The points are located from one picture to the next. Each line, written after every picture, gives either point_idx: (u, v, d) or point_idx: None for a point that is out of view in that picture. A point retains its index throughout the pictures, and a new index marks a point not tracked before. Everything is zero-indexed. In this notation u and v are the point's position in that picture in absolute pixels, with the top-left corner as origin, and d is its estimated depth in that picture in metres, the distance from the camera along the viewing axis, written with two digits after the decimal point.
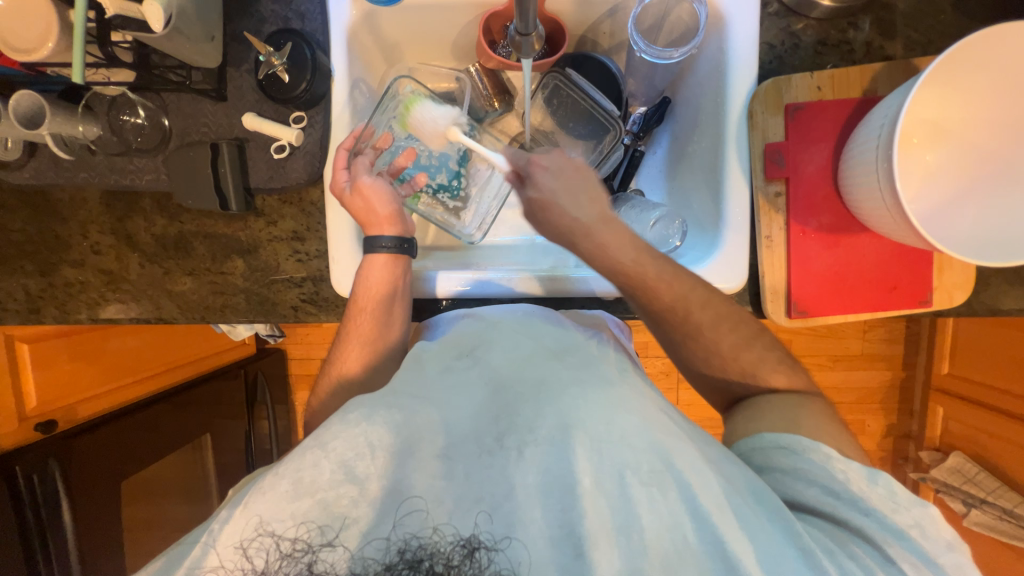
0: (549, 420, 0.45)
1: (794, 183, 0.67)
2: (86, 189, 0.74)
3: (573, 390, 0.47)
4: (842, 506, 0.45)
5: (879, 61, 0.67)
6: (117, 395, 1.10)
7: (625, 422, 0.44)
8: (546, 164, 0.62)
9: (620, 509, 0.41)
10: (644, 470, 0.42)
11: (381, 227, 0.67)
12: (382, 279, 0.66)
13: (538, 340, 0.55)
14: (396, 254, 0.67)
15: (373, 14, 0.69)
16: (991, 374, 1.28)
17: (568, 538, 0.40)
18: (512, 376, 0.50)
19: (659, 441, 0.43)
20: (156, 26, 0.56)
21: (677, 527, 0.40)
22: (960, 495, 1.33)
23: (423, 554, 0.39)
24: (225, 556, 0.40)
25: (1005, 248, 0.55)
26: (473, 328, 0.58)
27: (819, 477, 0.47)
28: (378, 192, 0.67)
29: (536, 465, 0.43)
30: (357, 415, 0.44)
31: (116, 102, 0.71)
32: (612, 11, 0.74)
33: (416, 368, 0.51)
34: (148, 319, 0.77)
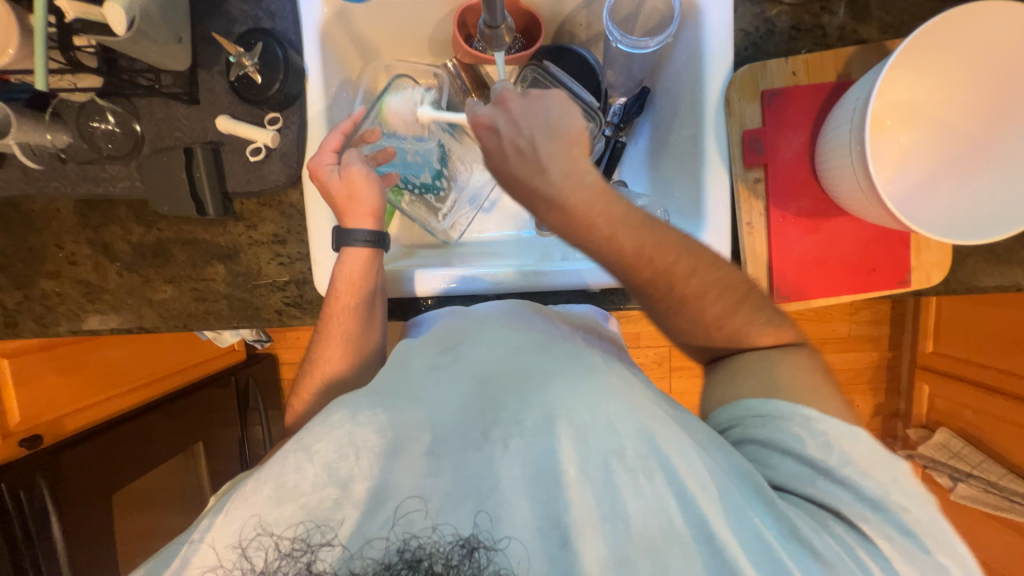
0: (535, 411, 0.45)
1: (772, 169, 0.67)
2: (59, 199, 0.73)
3: (558, 381, 0.47)
4: (819, 478, 0.44)
5: (853, 44, 0.67)
6: (107, 407, 1.09)
7: (610, 410, 0.44)
8: (492, 122, 0.58)
9: (608, 496, 0.41)
10: (631, 456, 0.42)
11: (360, 220, 0.66)
12: (357, 269, 0.65)
13: (522, 334, 0.55)
14: (372, 248, 0.66)
15: (346, 11, 0.68)
16: (975, 351, 1.30)
17: (554, 529, 0.40)
18: (498, 371, 0.50)
19: (645, 427, 0.43)
20: (119, 30, 0.55)
21: (665, 512, 0.40)
22: (947, 469, 1.36)
23: (422, 554, 0.38)
24: (223, 555, 0.39)
25: (976, 227, 0.56)
26: (458, 324, 0.58)
27: (796, 448, 0.46)
28: (368, 184, 0.66)
29: (522, 456, 0.43)
30: (339, 415, 0.44)
31: (84, 108, 0.68)
32: (587, 1, 0.74)
33: (403, 367, 0.52)
34: (129, 329, 0.76)
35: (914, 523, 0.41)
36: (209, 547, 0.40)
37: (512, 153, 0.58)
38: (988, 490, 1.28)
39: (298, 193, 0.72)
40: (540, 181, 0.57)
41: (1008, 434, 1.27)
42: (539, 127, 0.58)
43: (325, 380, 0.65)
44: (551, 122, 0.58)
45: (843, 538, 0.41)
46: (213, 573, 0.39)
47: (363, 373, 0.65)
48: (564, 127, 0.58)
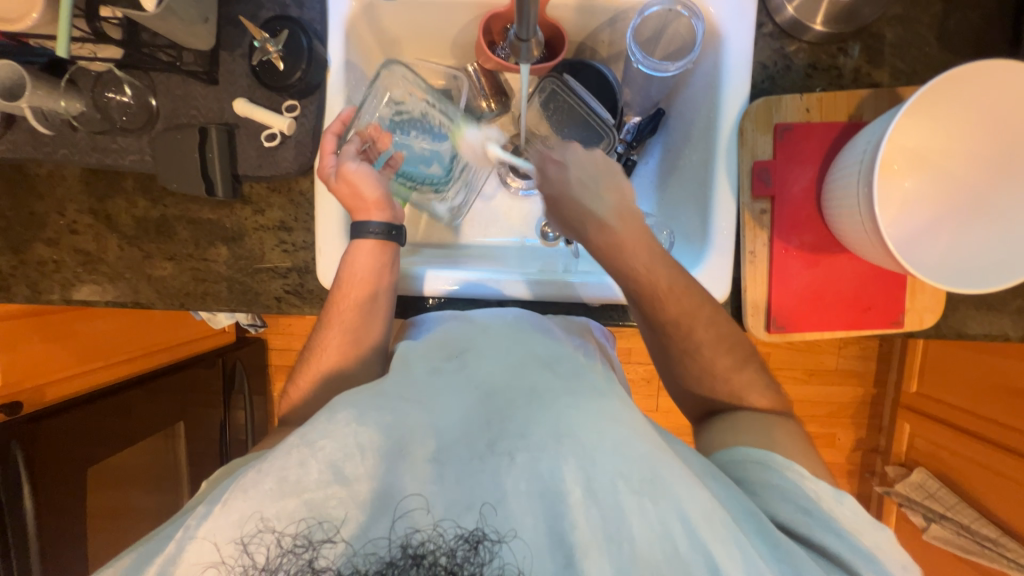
0: (542, 427, 0.45)
1: (779, 202, 0.68)
2: (65, 166, 0.72)
3: (565, 400, 0.47)
4: (813, 524, 0.47)
5: (866, 87, 0.69)
6: (96, 377, 1.09)
7: (616, 433, 0.44)
8: (560, 157, 0.66)
9: (608, 515, 0.41)
10: (635, 478, 0.42)
11: (368, 212, 0.66)
12: (365, 262, 0.65)
13: (528, 349, 0.54)
14: (385, 241, 0.66)
15: (373, 7, 0.69)
16: (956, 394, 1.33)
17: (559, 546, 0.40)
18: (503, 383, 0.50)
19: (647, 453, 0.43)
20: (149, 6, 0.54)
21: (668, 535, 0.40)
22: (921, 509, 1.38)
23: (425, 552, 0.39)
24: (225, 552, 0.39)
25: (971, 278, 0.58)
26: (462, 330, 0.58)
27: (793, 494, 0.49)
28: (366, 179, 0.65)
29: (526, 471, 0.42)
30: (346, 415, 0.44)
31: (102, 78, 0.68)
32: (612, 20, 0.74)
33: (405, 371, 0.51)
34: (125, 303, 0.75)
35: (886, 565, 0.45)
36: (202, 545, 0.39)
37: (561, 177, 0.65)
38: (960, 532, 1.29)
39: (309, 182, 0.72)
40: (593, 209, 0.64)
41: (984, 479, 1.29)
42: (593, 165, 0.66)
43: (327, 370, 0.63)
44: (603, 164, 0.67)
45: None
46: (214, 569, 0.39)
47: (370, 368, 0.63)
48: (612, 169, 0.67)
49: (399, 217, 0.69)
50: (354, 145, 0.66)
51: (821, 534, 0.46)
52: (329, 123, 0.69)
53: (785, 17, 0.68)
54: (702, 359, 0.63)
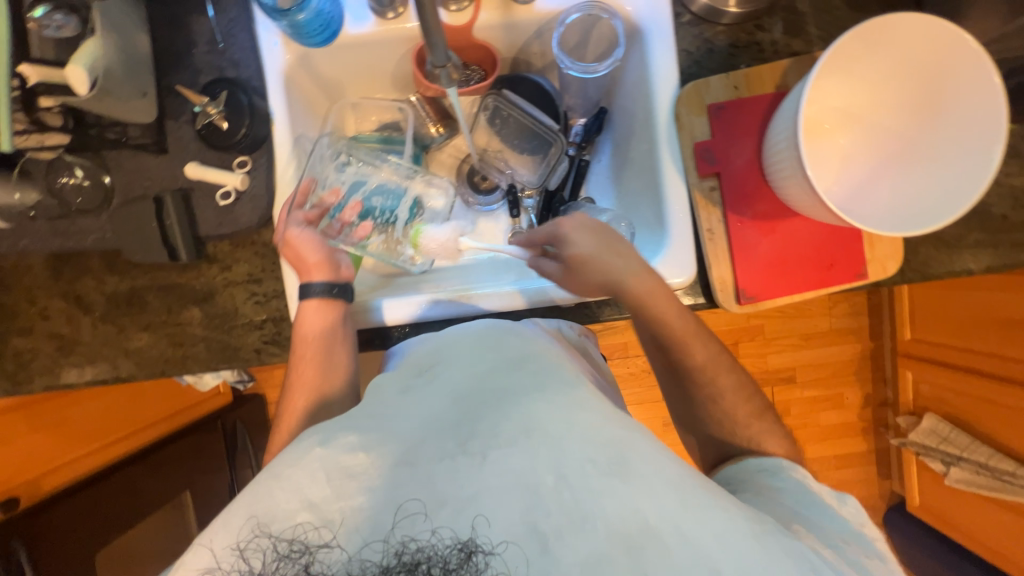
0: (512, 424, 0.45)
1: (725, 177, 0.70)
2: (30, 255, 0.73)
3: (534, 396, 0.48)
4: (807, 504, 0.52)
5: (788, 57, 0.72)
6: (84, 463, 1.07)
7: (583, 419, 0.45)
8: (573, 229, 0.66)
9: (581, 500, 0.40)
10: (605, 461, 0.42)
11: (309, 273, 0.69)
12: (314, 323, 0.67)
13: (497, 354, 0.55)
14: (328, 300, 0.68)
15: (308, 57, 0.72)
16: (949, 334, 1.35)
17: (533, 534, 0.39)
18: (475, 388, 0.50)
19: (615, 439, 0.44)
20: (82, 90, 0.54)
21: (639, 512, 0.40)
22: (939, 455, 1.39)
23: (422, 556, 0.38)
24: (222, 557, 0.39)
25: (906, 221, 0.60)
26: (433, 346, 0.59)
27: (794, 489, 0.55)
28: (307, 243, 0.69)
29: (499, 467, 0.42)
30: (313, 440, 0.45)
31: (53, 165, 0.69)
32: (538, 33, 0.76)
33: (377, 394, 0.52)
34: (106, 380, 0.75)
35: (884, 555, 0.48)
36: (209, 550, 0.40)
37: (586, 243, 0.64)
38: (979, 471, 1.29)
39: (271, 233, 0.73)
40: (619, 267, 0.64)
41: (989, 413, 1.29)
42: (594, 228, 0.66)
43: (295, 425, 0.59)
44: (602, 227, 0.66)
45: (826, 538, 0.47)
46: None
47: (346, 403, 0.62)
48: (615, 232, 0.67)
49: (343, 277, 0.71)
50: (301, 215, 0.70)
51: (808, 511, 0.51)
52: (283, 167, 0.71)
53: (700, 5, 0.71)
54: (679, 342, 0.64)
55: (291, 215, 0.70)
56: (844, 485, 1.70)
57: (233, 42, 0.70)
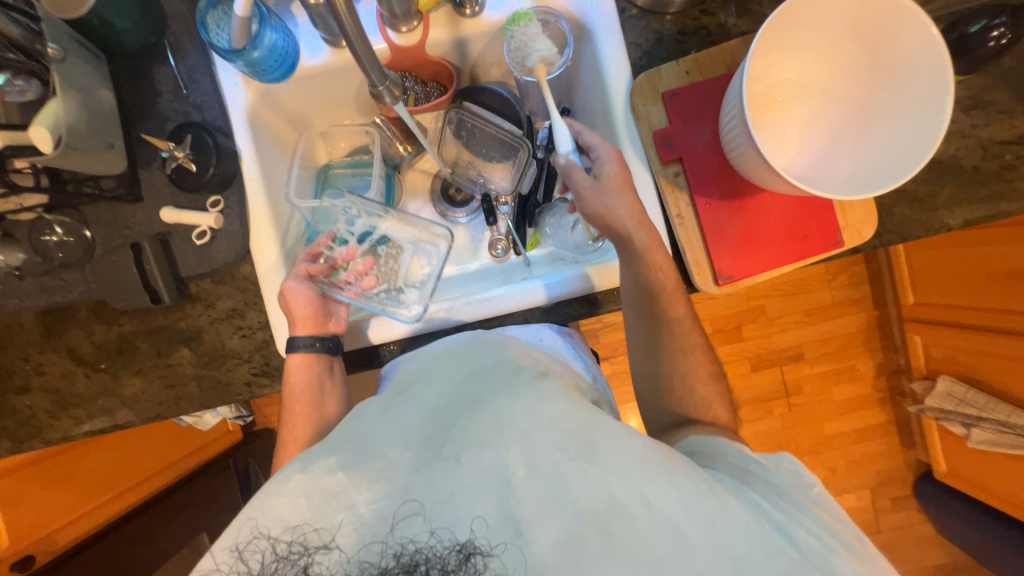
0: (483, 424, 0.46)
1: (688, 161, 0.71)
2: (21, 314, 0.75)
3: (504, 395, 0.48)
4: (752, 470, 0.52)
5: (737, 38, 0.73)
6: (95, 516, 1.07)
7: (551, 409, 0.46)
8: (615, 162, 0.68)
9: (551, 487, 0.41)
10: (572, 446, 0.43)
11: (297, 325, 0.69)
12: (300, 378, 0.67)
13: (472, 362, 0.56)
14: (314, 353, 0.68)
15: (270, 92, 0.74)
16: (953, 293, 1.33)
17: (506, 524, 0.39)
18: (451, 397, 0.51)
19: (581, 423, 0.45)
20: (46, 149, 0.56)
21: (607, 490, 0.41)
22: (958, 417, 1.36)
23: (421, 557, 0.38)
24: (220, 559, 0.40)
25: (865, 184, 0.60)
26: (413, 366, 0.60)
27: (735, 457, 0.54)
28: (299, 298, 0.68)
29: (472, 466, 0.42)
30: (293, 469, 0.45)
31: (35, 224, 0.71)
32: (491, 43, 0.78)
33: (359, 416, 0.52)
34: (104, 429, 0.76)
35: (827, 506, 0.49)
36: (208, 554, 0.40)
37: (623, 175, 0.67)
38: (1002, 430, 1.26)
39: (251, 266, 0.75)
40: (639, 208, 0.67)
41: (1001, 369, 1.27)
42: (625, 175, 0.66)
43: None
44: None
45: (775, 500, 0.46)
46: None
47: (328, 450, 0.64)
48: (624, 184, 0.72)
49: (331, 331, 0.71)
50: (317, 266, 0.73)
51: (756, 475, 0.51)
52: (254, 201, 0.72)
53: None
54: None
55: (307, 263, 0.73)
56: (866, 459, 1.66)
57: (195, 87, 0.72)
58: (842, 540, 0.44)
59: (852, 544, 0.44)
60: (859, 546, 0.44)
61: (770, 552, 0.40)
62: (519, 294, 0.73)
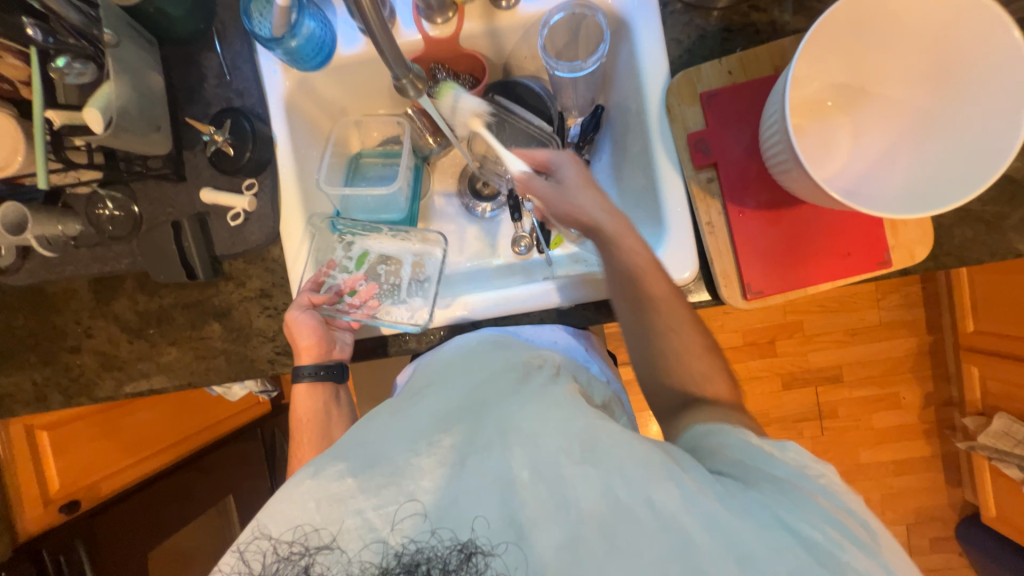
0: (491, 427, 0.46)
1: (724, 167, 0.67)
2: (76, 281, 0.81)
3: (512, 399, 0.49)
4: (751, 464, 0.46)
5: (788, 36, 0.68)
6: (134, 471, 1.16)
7: (556, 412, 0.46)
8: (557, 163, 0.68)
9: (555, 489, 0.41)
10: (577, 449, 0.43)
11: (302, 354, 0.72)
12: (306, 406, 0.72)
13: (482, 365, 0.56)
14: (319, 380, 0.72)
15: (307, 80, 0.76)
16: (1020, 325, 1.21)
17: (509, 525, 0.40)
18: (460, 400, 0.51)
19: (586, 426, 0.44)
20: (97, 128, 0.59)
21: (610, 492, 0.41)
22: (1015, 460, 1.25)
23: (421, 557, 0.40)
24: (226, 560, 0.42)
25: (916, 201, 0.55)
26: (431, 368, 0.60)
27: (734, 447, 0.48)
28: (302, 328, 0.71)
29: (478, 468, 0.43)
30: (303, 472, 0.45)
31: (91, 198, 0.77)
32: (525, 36, 0.76)
33: (370, 421, 0.51)
34: (142, 392, 0.82)
35: (836, 492, 0.44)
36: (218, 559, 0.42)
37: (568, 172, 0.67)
38: None
39: (280, 249, 0.77)
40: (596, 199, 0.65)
41: None
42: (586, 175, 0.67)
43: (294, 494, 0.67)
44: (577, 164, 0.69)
45: (770, 505, 0.41)
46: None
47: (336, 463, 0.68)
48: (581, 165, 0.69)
49: (338, 356, 0.75)
50: (315, 295, 0.73)
51: (753, 476, 0.45)
52: (287, 187, 0.75)
53: None
54: (677, 340, 0.62)
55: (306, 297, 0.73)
56: (904, 494, 1.55)
57: (238, 73, 0.75)
58: (848, 532, 0.40)
59: (861, 538, 0.40)
60: (872, 541, 0.40)
61: (775, 549, 0.38)
62: (539, 295, 0.72)
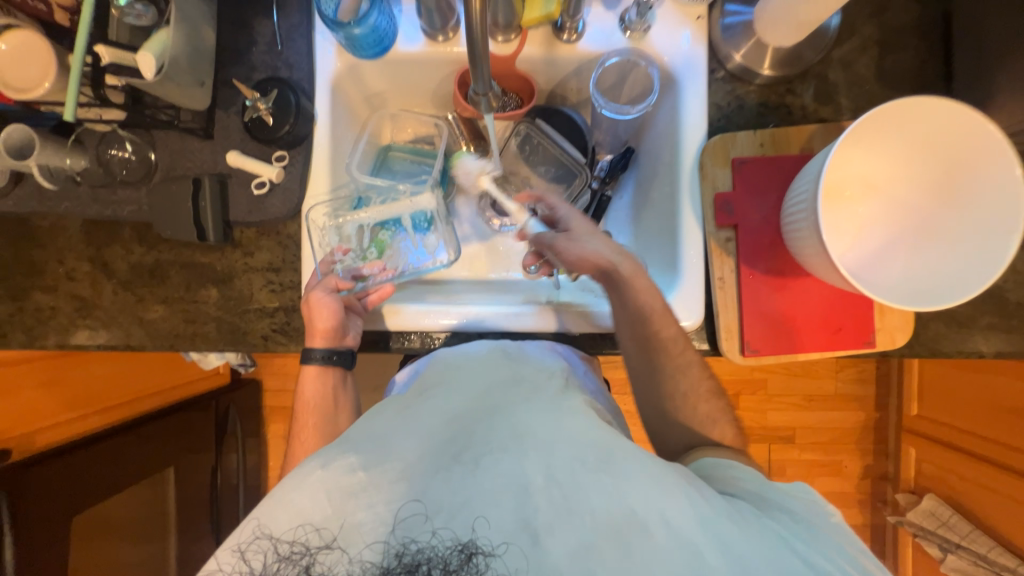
0: (507, 431, 0.48)
1: (742, 230, 0.72)
2: (68, 218, 0.76)
3: (525, 409, 0.52)
4: (767, 493, 0.54)
5: (815, 123, 0.74)
6: (82, 424, 1.10)
7: (571, 426, 0.49)
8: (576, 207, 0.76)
9: (569, 495, 0.43)
10: (592, 459, 0.46)
11: (316, 337, 0.72)
12: (314, 391, 0.74)
13: (491, 377, 0.58)
14: (327, 366, 0.73)
15: (357, 67, 0.76)
16: (960, 416, 1.32)
17: (523, 529, 0.41)
18: (472, 411, 0.52)
19: (601, 441, 0.48)
20: (147, 74, 0.58)
21: (624, 502, 0.43)
22: (937, 539, 1.34)
23: (422, 558, 0.39)
24: (224, 559, 0.40)
25: (923, 295, 0.61)
26: (440, 370, 0.61)
27: (753, 480, 0.56)
28: (322, 310, 0.71)
29: (493, 471, 0.44)
30: (314, 465, 0.46)
31: (105, 137, 0.74)
32: (577, 71, 0.80)
33: (377, 420, 0.52)
34: (116, 347, 0.77)
35: (847, 531, 0.51)
36: (215, 554, 0.41)
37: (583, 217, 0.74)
38: (978, 563, 1.25)
39: (297, 226, 0.76)
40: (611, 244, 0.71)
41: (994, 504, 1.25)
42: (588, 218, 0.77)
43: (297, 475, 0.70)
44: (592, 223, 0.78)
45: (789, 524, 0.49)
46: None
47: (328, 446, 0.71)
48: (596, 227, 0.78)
49: (349, 343, 0.74)
50: (335, 280, 0.73)
51: (769, 498, 0.53)
52: (320, 166, 0.75)
53: (734, 64, 0.74)
54: None
55: (324, 282, 0.73)
56: None
57: (291, 45, 0.74)
58: (856, 564, 0.46)
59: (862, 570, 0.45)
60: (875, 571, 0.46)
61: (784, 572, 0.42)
62: (549, 318, 0.74)
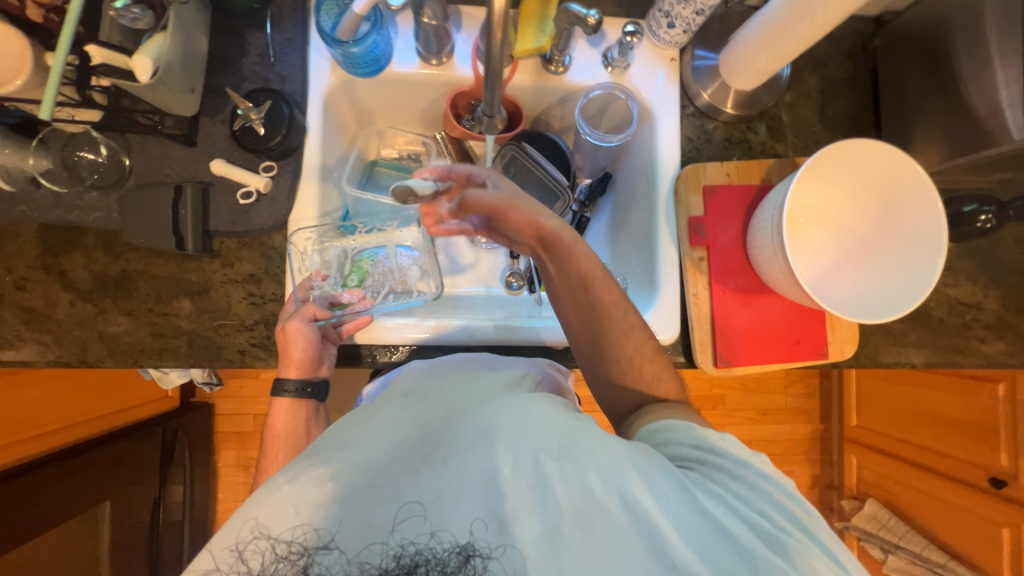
0: (474, 428, 0.48)
1: (713, 252, 0.78)
2: (21, 223, 0.70)
3: (491, 403, 0.51)
4: (705, 455, 0.54)
5: (771, 157, 0.83)
6: (2, 456, 0.96)
7: (534, 415, 0.49)
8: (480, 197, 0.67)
9: (536, 485, 0.45)
10: (555, 447, 0.47)
11: (291, 367, 0.71)
12: (285, 422, 0.72)
13: (454, 377, 0.59)
14: (300, 398, 0.73)
15: (351, 83, 0.77)
16: (892, 425, 1.46)
17: (494, 520, 0.43)
18: (439, 411, 0.52)
19: (565, 428, 0.49)
20: (141, 77, 0.57)
21: (588, 488, 0.45)
22: (878, 541, 1.45)
23: (420, 559, 0.41)
24: (219, 558, 0.42)
25: (871, 310, 0.69)
26: (413, 376, 0.62)
27: (689, 439, 0.56)
28: (299, 340, 0.69)
29: (462, 468, 0.45)
30: (283, 478, 0.45)
31: (75, 139, 0.70)
32: (561, 100, 0.86)
33: (345, 425, 0.52)
34: (70, 364, 0.71)
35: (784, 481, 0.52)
36: (208, 552, 0.42)
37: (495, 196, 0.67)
38: (914, 561, 1.37)
39: (282, 238, 0.75)
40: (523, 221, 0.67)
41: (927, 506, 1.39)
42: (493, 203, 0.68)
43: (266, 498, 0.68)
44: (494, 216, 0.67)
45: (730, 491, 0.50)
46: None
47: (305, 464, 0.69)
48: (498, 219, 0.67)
49: (321, 372, 0.74)
50: (312, 308, 0.71)
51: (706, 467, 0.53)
52: (311, 178, 0.74)
53: (703, 101, 0.82)
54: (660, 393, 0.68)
55: (301, 309, 0.71)
56: None
57: (284, 59, 0.75)
58: (790, 516, 0.49)
59: (800, 518, 0.49)
60: (808, 520, 0.49)
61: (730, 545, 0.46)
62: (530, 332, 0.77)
